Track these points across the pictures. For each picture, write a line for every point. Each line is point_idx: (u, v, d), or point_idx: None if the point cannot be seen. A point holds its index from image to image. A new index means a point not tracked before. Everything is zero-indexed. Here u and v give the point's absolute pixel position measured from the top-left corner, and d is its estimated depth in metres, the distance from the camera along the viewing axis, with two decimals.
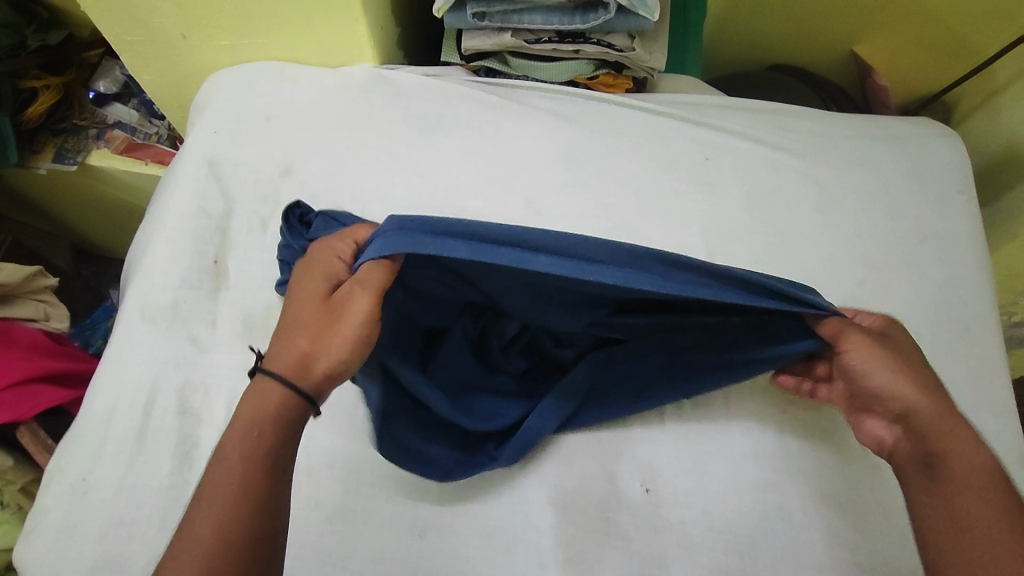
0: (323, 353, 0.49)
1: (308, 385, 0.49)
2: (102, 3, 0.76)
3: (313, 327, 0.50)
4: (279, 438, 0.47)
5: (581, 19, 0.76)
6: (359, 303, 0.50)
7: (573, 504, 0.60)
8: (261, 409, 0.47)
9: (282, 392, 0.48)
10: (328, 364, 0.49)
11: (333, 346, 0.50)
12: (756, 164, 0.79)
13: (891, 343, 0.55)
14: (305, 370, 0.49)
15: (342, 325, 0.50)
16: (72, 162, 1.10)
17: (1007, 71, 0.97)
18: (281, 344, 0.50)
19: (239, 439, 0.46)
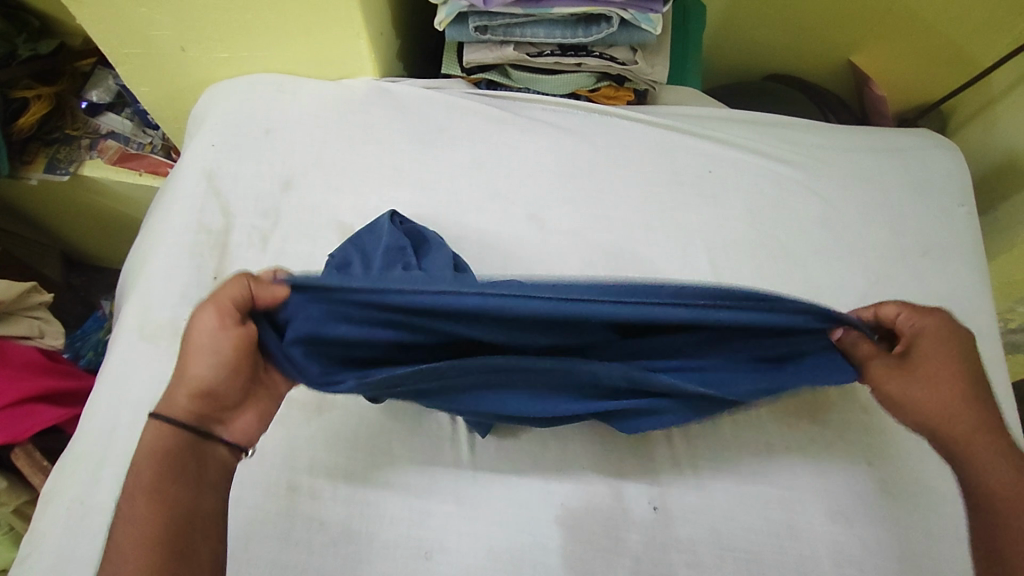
0: (190, 376, 0.48)
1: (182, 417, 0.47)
2: (98, 16, 0.75)
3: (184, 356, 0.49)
4: (177, 462, 0.46)
5: (584, 32, 0.75)
6: (217, 320, 0.49)
7: (581, 523, 0.59)
8: (152, 442, 0.47)
9: (161, 427, 0.47)
10: (195, 388, 0.48)
11: (200, 370, 0.48)
12: (758, 176, 0.79)
13: (919, 363, 0.53)
14: (178, 401, 0.48)
15: (202, 346, 0.48)
16: (64, 172, 1.08)
17: (1004, 81, 0.98)
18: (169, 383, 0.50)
19: (141, 471, 0.45)
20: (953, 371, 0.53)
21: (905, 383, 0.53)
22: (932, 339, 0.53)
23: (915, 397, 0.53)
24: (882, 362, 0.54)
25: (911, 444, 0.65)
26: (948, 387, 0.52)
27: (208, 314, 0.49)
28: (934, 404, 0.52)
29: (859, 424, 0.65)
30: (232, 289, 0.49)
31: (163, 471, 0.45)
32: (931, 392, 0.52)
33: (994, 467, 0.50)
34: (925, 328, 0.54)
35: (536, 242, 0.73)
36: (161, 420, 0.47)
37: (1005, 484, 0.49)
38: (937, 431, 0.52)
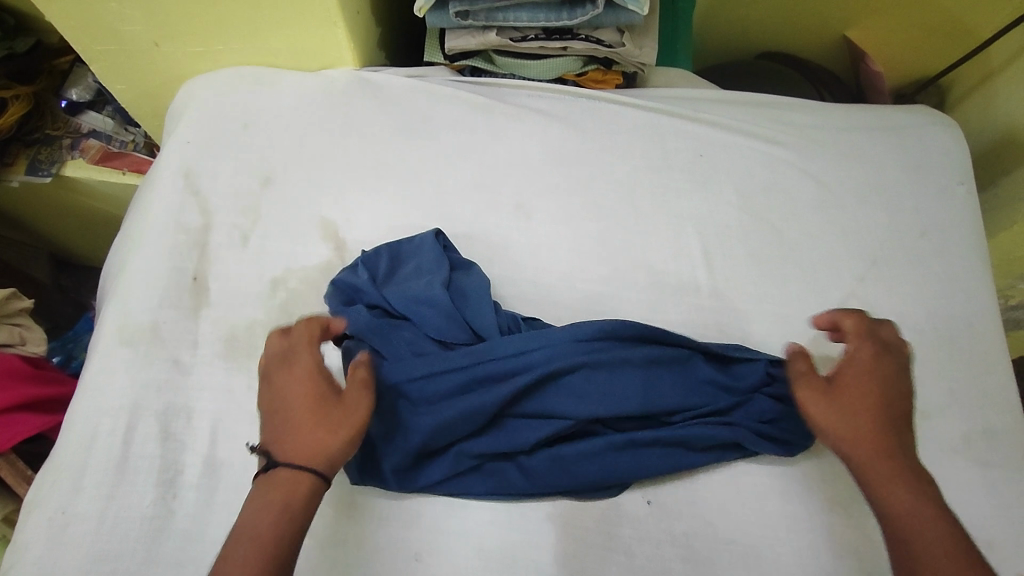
0: (297, 416, 0.49)
1: (311, 462, 0.47)
2: (67, 12, 0.72)
3: (282, 402, 0.50)
4: (303, 507, 0.46)
5: (568, 15, 0.73)
6: (312, 361, 0.52)
7: (573, 520, 0.58)
8: (263, 490, 0.47)
9: (281, 474, 0.47)
10: (314, 428, 0.48)
11: (312, 409, 0.49)
12: (751, 159, 0.77)
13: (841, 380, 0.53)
14: (296, 444, 0.48)
15: (302, 383, 0.50)
16: (46, 174, 1.06)
17: (1003, 54, 0.95)
18: (293, 437, 0.48)
19: (260, 517, 0.45)
20: (875, 400, 0.52)
21: (821, 404, 0.52)
22: (853, 367, 0.54)
23: (827, 420, 0.51)
24: (808, 385, 0.53)
25: None
26: (867, 411, 0.51)
27: (292, 356, 0.52)
28: (850, 426, 0.51)
29: None
30: (298, 330, 0.54)
31: (285, 513, 0.46)
32: (845, 418, 0.51)
33: (895, 490, 0.48)
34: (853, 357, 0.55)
35: (523, 233, 0.71)
36: (277, 468, 0.47)
37: (910, 508, 0.47)
38: (843, 442, 0.51)
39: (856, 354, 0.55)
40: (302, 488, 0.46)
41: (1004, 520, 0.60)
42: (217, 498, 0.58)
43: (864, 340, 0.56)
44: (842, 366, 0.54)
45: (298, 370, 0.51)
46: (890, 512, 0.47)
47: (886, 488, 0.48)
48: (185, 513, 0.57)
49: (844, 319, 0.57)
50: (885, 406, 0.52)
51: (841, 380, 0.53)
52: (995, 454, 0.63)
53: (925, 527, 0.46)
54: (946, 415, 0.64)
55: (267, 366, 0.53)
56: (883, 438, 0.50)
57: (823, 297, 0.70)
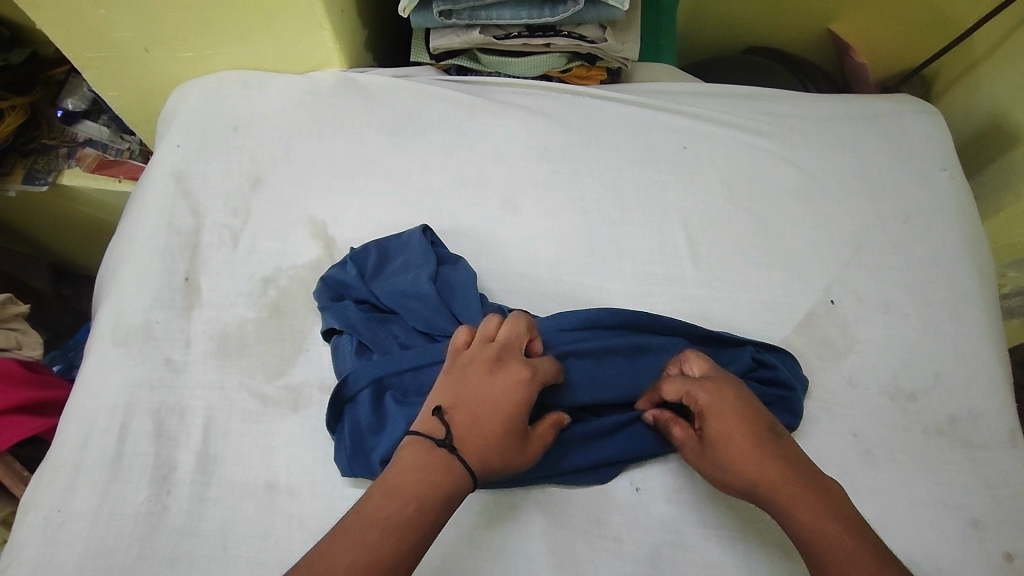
0: (493, 426, 0.49)
1: (477, 475, 0.48)
2: (58, 20, 0.73)
3: (488, 400, 0.50)
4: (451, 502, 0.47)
5: (550, 11, 0.74)
6: (531, 392, 0.52)
7: (563, 508, 0.58)
8: (430, 462, 0.47)
9: (450, 459, 0.48)
10: (496, 448, 0.49)
11: (510, 435, 0.50)
12: (735, 150, 0.78)
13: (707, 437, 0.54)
14: (479, 451, 0.49)
15: (514, 403, 0.51)
16: (44, 183, 1.07)
17: (985, 43, 0.97)
18: (481, 441, 0.49)
19: (419, 490, 0.46)
20: (745, 439, 0.53)
21: (708, 470, 0.54)
22: (711, 415, 0.54)
23: (718, 481, 0.54)
24: (691, 454, 0.56)
25: (896, 413, 0.64)
26: (744, 457, 0.52)
27: (523, 371, 0.52)
28: (737, 477, 0.52)
29: (844, 395, 0.64)
30: (544, 363, 0.54)
31: (440, 503, 0.46)
32: (727, 473, 0.53)
33: (803, 516, 0.50)
34: (712, 406, 0.55)
35: (510, 228, 0.72)
36: (454, 453, 0.48)
37: (819, 531, 0.49)
38: (741, 493, 0.53)
39: (702, 405, 0.55)
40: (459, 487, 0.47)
41: (990, 500, 0.60)
42: (211, 493, 0.58)
43: (701, 387, 0.56)
44: (705, 418, 0.55)
45: (518, 386, 0.51)
46: (806, 540, 0.49)
47: (790, 520, 0.50)
48: (180, 508, 0.57)
49: (670, 382, 0.58)
50: (758, 439, 0.53)
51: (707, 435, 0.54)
52: (979, 435, 0.64)
53: (839, 544, 0.48)
54: (931, 398, 0.65)
55: (498, 355, 0.53)
56: (771, 474, 0.51)
57: (807, 284, 0.70)
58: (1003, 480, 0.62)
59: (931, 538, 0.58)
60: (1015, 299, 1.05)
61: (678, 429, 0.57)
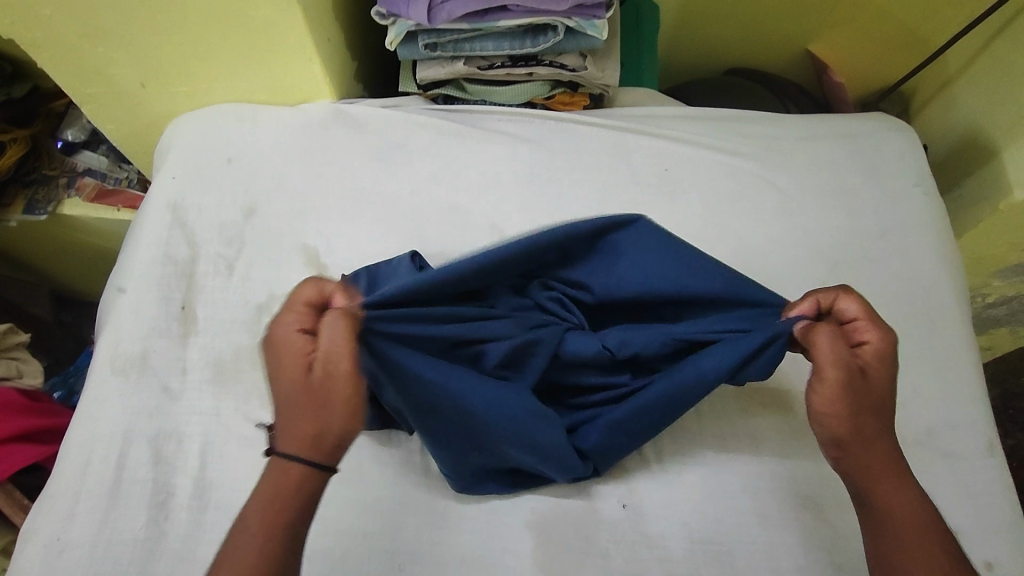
0: (286, 398, 0.45)
1: (301, 452, 0.44)
2: (57, 59, 0.76)
3: (273, 379, 0.46)
4: (300, 495, 0.45)
5: (531, 42, 0.77)
6: (300, 339, 0.46)
7: (551, 525, 0.60)
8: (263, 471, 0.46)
9: (272, 459, 0.45)
10: (301, 417, 0.45)
11: (299, 391, 0.45)
12: (715, 171, 0.81)
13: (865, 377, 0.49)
14: (284, 432, 0.45)
15: (286, 362, 0.45)
16: (43, 212, 1.09)
17: (958, 60, 1.00)
18: (286, 420, 0.45)
19: (261, 503, 0.44)
20: (883, 398, 0.49)
21: (841, 404, 0.48)
22: (877, 362, 0.49)
23: (841, 417, 0.48)
24: (837, 383, 0.48)
25: None
26: (878, 415, 0.49)
27: (281, 327, 0.46)
28: (858, 425, 0.48)
29: None
30: (296, 296, 0.47)
31: (272, 502, 0.44)
32: (858, 420, 0.48)
33: (897, 489, 0.49)
34: (878, 351, 0.50)
35: None
36: (274, 450, 0.45)
37: (904, 510, 0.48)
38: (851, 444, 0.49)
39: (870, 348, 0.50)
40: (292, 473, 0.44)
41: (969, 510, 0.62)
42: (207, 518, 0.60)
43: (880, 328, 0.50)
44: (869, 359, 0.49)
45: (284, 346, 0.46)
46: (890, 510, 0.48)
47: (883, 493, 0.48)
48: (177, 534, 0.59)
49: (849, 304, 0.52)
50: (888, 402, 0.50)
51: (862, 376, 0.49)
52: (958, 445, 0.65)
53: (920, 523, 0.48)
54: (910, 410, 0.67)
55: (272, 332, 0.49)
56: (879, 439, 0.49)
57: (787, 301, 0.72)
58: (982, 489, 0.63)
59: None
60: (1000, 307, 1.06)
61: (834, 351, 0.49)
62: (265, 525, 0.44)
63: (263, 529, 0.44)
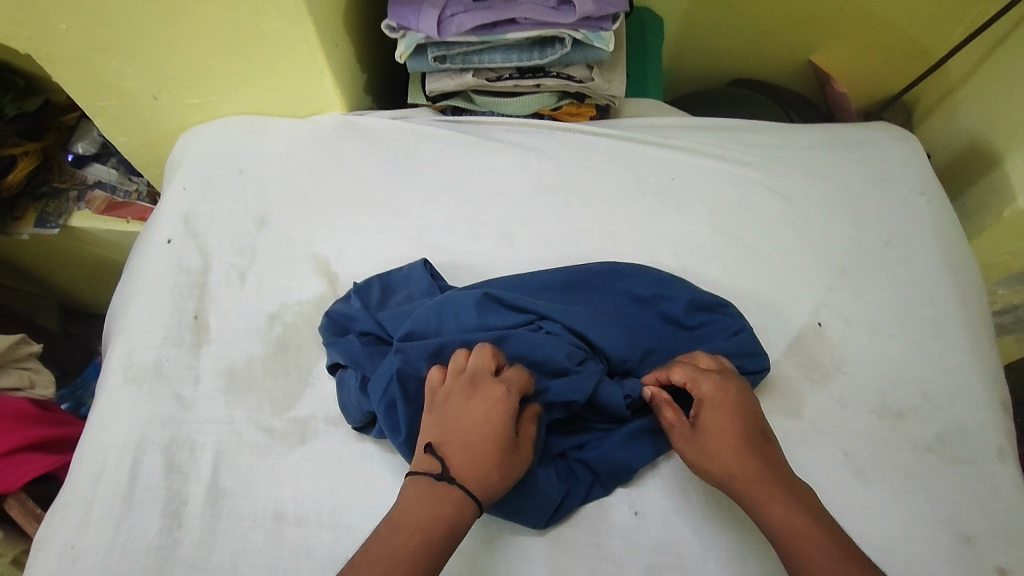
0: (488, 447, 0.53)
1: (481, 498, 0.51)
2: (72, 73, 0.78)
3: (475, 426, 0.54)
4: (459, 532, 0.50)
5: (539, 54, 0.79)
6: (512, 407, 0.55)
7: (562, 533, 0.60)
8: (436, 498, 0.50)
9: (451, 491, 0.51)
10: (496, 469, 0.52)
11: (506, 449, 0.53)
12: (721, 180, 0.81)
13: (704, 425, 0.58)
14: (476, 474, 0.52)
15: (496, 419, 0.54)
16: (55, 225, 1.10)
17: (959, 70, 1.01)
18: (479, 467, 0.52)
19: (430, 522, 0.49)
20: (734, 435, 0.56)
21: (689, 452, 0.57)
22: (712, 406, 0.58)
23: (703, 460, 0.56)
24: (677, 439, 0.58)
25: (886, 430, 0.66)
26: (729, 445, 0.56)
27: (498, 389, 0.55)
28: (716, 463, 0.56)
29: (834, 415, 0.66)
30: (513, 372, 0.58)
31: (446, 528, 0.49)
32: (711, 458, 0.56)
33: (773, 505, 0.52)
34: (713, 396, 0.58)
35: (507, 260, 0.75)
36: (454, 483, 0.51)
37: (786, 524, 0.51)
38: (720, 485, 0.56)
39: (702, 395, 0.59)
40: (465, 514, 0.51)
41: (982, 515, 0.62)
42: (220, 526, 0.60)
43: (707, 377, 0.59)
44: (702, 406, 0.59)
45: (498, 405, 0.55)
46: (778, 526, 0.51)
47: (762, 514, 0.52)
48: (190, 542, 0.59)
49: (676, 368, 0.61)
50: (740, 437, 0.56)
51: (701, 424, 0.58)
52: (968, 451, 0.65)
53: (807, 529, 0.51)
54: (919, 416, 0.67)
55: (470, 380, 0.56)
56: (750, 466, 0.55)
57: (794, 307, 0.73)
58: (995, 495, 0.63)
59: (925, 554, 0.59)
60: (1006, 316, 1.05)
61: (669, 410, 0.60)
62: (431, 543, 0.48)
63: (430, 546, 0.48)
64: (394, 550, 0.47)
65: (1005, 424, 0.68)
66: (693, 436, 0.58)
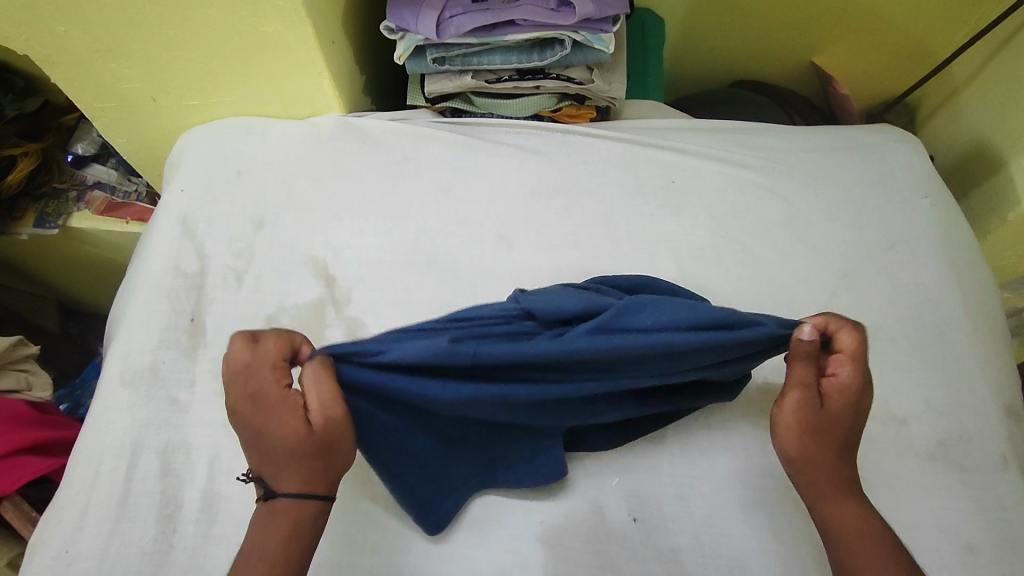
0: (284, 444, 0.47)
1: (307, 490, 0.48)
2: (71, 75, 0.77)
3: (265, 432, 0.48)
4: (310, 528, 0.48)
5: (539, 56, 0.78)
6: (282, 389, 0.48)
7: (559, 540, 0.59)
8: (266, 518, 0.47)
9: (277, 504, 0.47)
10: (301, 459, 0.47)
11: (297, 434, 0.47)
12: (721, 183, 0.81)
13: (825, 405, 0.54)
14: (290, 476, 0.47)
15: (276, 413, 0.48)
16: (54, 226, 1.09)
17: (963, 72, 1.01)
18: (287, 469, 0.47)
19: (274, 542, 0.46)
20: (848, 427, 0.53)
21: (796, 418, 0.54)
22: (842, 391, 0.54)
23: (801, 430, 0.53)
24: (801, 396, 0.54)
25: (887, 436, 0.65)
26: (837, 430, 0.53)
27: (259, 383, 0.48)
28: (814, 440, 0.53)
29: None
30: (264, 350, 0.49)
31: (287, 539, 0.47)
32: (812, 436, 0.53)
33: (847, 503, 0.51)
34: (849, 384, 0.53)
35: (506, 263, 0.75)
36: (277, 496, 0.47)
37: (854, 520, 0.50)
38: (805, 455, 0.53)
39: (844, 378, 0.54)
40: (303, 515, 0.47)
41: (985, 523, 0.61)
42: (215, 530, 0.59)
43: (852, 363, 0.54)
44: (832, 387, 0.54)
45: (269, 397, 0.48)
46: (840, 521, 0.50)
47: (831, 502, 0.51)
48: (185, 546, 0.58)
49: (846, 337, 0.54)
50: (850, 430, 0.53)
51: (828, 402, 0.54)
52: (971, 458, 0.64)
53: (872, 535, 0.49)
54: (921, 422, 0.66)
55: (234, 387, 0.49)
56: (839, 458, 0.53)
57: (794, 311, 0.72)
58: (998, 503, 0.62)
59: (927, 563, 0.59)
60: (1011, 320, 1.04)
61: (806, 368, 0.55)
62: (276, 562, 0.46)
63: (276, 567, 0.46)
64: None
65: (1009, 431, 0.67)
66: (807, 407, 0.54)
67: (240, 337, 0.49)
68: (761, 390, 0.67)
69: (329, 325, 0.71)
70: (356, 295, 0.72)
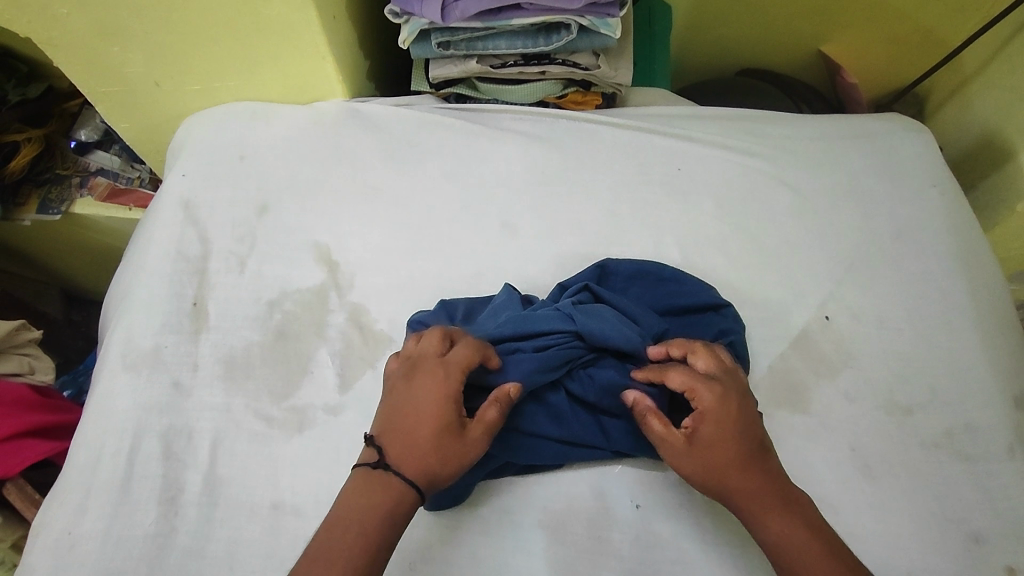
0: (425, 432, 0.52)
1: (418, 480, 0.51)
2: (73, 58, 0.77)
3: (419, 416, 0.53)
4: (401, 516, 0.50)
5: (545, 41, 0.77)
6: (456, 390, 0.54)
7: (562, 527, 0.59)
8: (370, 484, 0.51)
9: (388, 477, 0.51)
10: (428, 452, 0.52)
11: (442, 434, 0.52)
12: (728, 171, 0.80)
13: (702, 440, 0.53)
14: (415, 461, 0.51)
15: (439, 405, 0.53)
16: (56, 212, 1.09)
17: (975, 61, 0.99)
18: (415, 451, 0.52)
19: (367, 512, 0.50)
20: (734, 453, 0.53)
21: (687, 467, 0.53)
22: (707, 424, 0.54)
23: (695, 475, 0.53)
24: (670, 451, 0.54)
25: (893, 426, 0.65)
26: (726, 459, 0.53)
27: (438, 374, 0.54)
28: (714, 477, 0.53)
29: (842, 411, 0.65)
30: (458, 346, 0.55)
31: (382, 516, 0.50)
32: (708, 475, 0.53)
33: (773, 523, 0.51)
34: (707, 410, 0.54)
35: (510, 250, 0.74)
36: (388, 468, 0.51)
37: (783, 539, 0.51)
38: (713, 493, 0.53)
39: (703, 407, 0.54)
40: (403, 501, 0.51)
41: (990, 515, 0.61)
42: (217, 514, 0.59)
43: (703, 389, 0.54)
44: (698, 419, 0.54)
45: (438, 387, 0.53)
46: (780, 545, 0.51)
47: (760, 527, 0.52)
48: (187, 529, 0.58)
49: (672, 375, 0.56)
50: (740, 451, 0.53)
51: (703, 437, 0.53)
52: (977, 448, 0.64)
53: (805, 547, 0.50)
54: (927, 412, 0.66)
55: (413, 364, 0.55)
56: (743, 480, 0.52)
57: (800, 300, 0.72)
58: (1004, 494, 0.62)
59: (931, 553, 0.58)
60: None
61: (660, 418, 0.55)
62: (364, 531, 0.49)
63: (363, 535, 0.49)
64: (329, 539, 0.48)
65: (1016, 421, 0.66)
66: (682, 451, 0.54)
67: (444, 335, 0.57)
68: (766, 380, 0.67)
69: (332, 311, 0.70)
70: (359, 281, 0.72)
